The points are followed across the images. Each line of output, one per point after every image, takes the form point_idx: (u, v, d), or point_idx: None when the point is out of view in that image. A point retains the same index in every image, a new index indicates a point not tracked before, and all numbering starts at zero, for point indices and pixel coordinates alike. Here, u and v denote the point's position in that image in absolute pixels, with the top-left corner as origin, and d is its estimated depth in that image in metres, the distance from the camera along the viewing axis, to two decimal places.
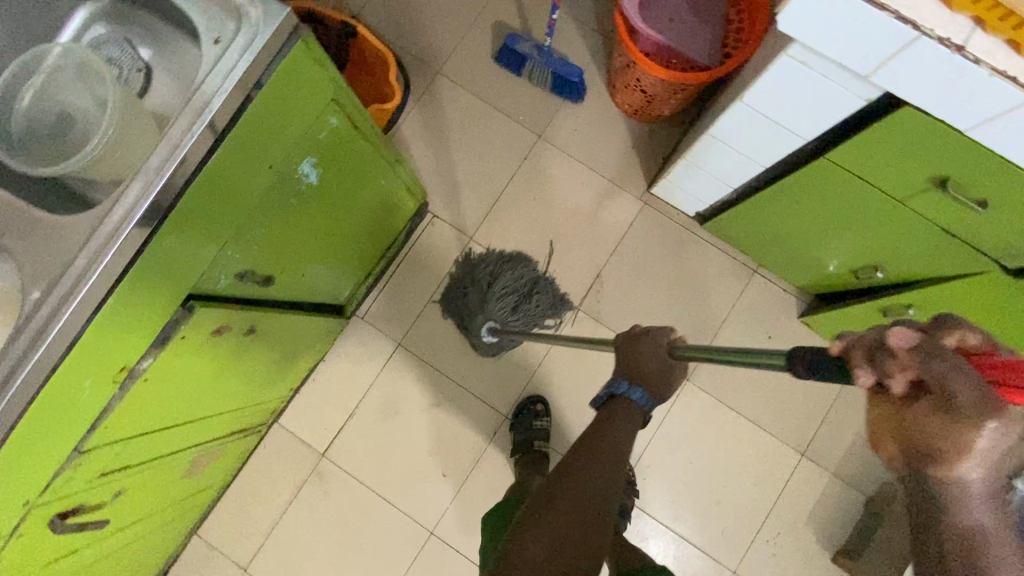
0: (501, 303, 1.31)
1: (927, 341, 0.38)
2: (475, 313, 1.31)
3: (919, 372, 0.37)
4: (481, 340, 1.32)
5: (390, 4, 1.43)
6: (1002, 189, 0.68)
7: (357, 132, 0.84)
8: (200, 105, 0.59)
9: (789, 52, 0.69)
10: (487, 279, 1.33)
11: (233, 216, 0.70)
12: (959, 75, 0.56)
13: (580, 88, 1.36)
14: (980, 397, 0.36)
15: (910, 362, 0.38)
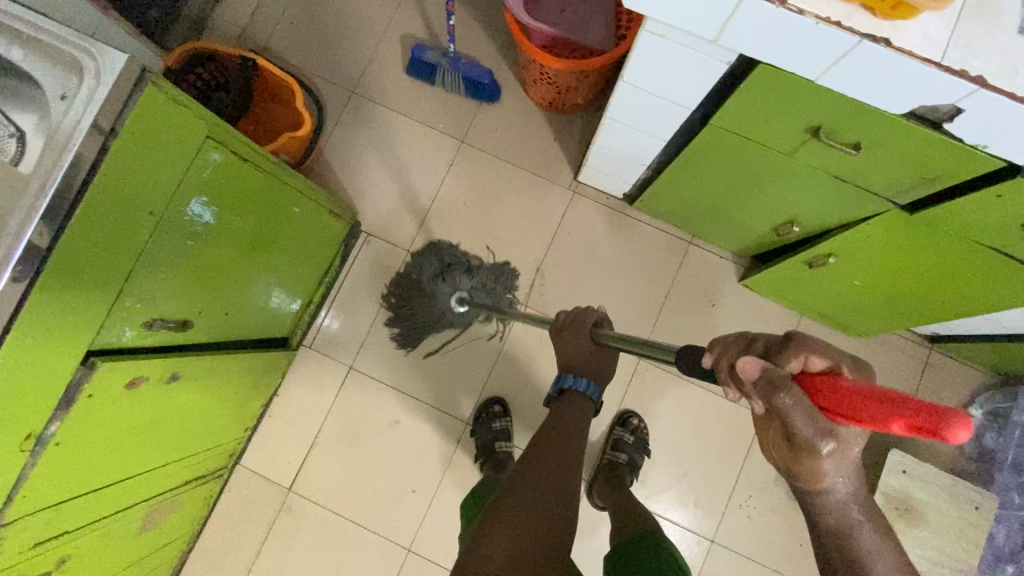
0: (453, 274, 1.33)
1: (770, 374, 0.46)
2: (435, 295, 1.32)
3: (765, 401, 0.46)
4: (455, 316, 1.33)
5: (295, 31, 1.43)
6: (868, 130, 0.69)
7: (248, 164, 0.84)
8: (57, 161, 0.60)
9: (645, 26, 0.71)
10: (439, 264, 1.34)
11: (119, 267, 0.69)
12: (789, 27, 0.57)
13: (493, 89, 1.37)
14: (810, 423, 0.45)
15: (757, 390, 0.47)
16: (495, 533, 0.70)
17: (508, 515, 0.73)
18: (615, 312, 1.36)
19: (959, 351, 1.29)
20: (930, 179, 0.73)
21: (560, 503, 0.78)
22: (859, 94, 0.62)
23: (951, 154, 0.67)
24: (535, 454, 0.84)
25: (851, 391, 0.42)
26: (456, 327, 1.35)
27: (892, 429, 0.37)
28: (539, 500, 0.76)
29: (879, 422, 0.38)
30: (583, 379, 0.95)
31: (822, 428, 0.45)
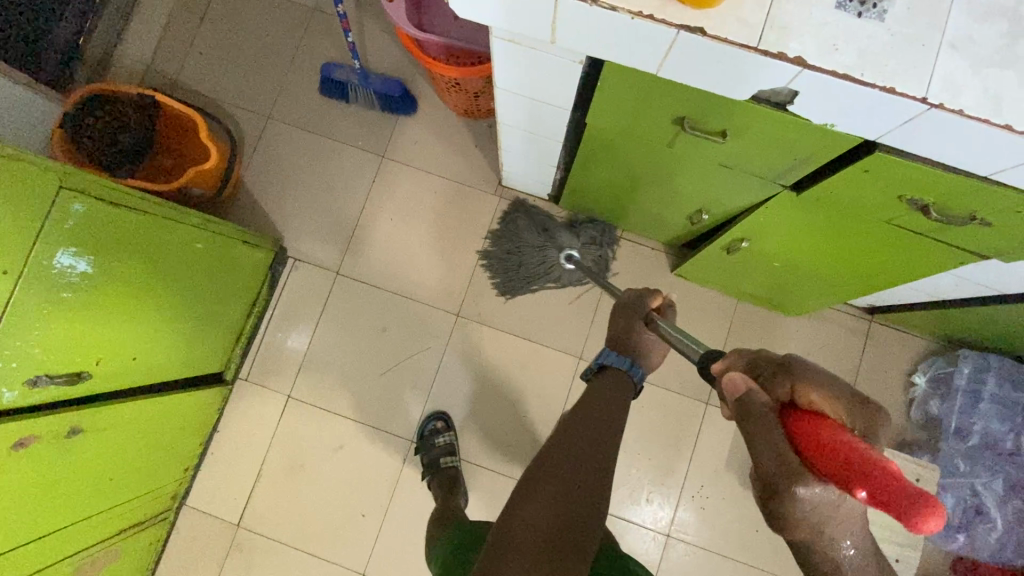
0: (563, 230, 1.30)
1: (749, 399, 0.46)
2: (544, 248, 1.30)
3: (741, 425, 0.46)
4: (563, 271, 1.31)
5: (204, 61, 1.40)
6: (727, 117, 0.68)
7: (120, 208, 0.83)
8: None
9: (493, 34, 0.67)
10: (541, 223, 1.32)
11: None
12: (610, 24, 0.55)
13: (407, 100, 1.35)
14: (773, 459, 0.42)
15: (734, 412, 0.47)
16: (530, 512, 0.59)
17: (543, 491, 0.61)
18: (552, 315, 1.34)
19: (898, 320, 1.27)
20: (802, 159, 0.71)
21: (598, 473, 0.65)
22: (703, 84, 0.60)
23: (812, 133, 0.64)
24: (565, 426, 0.72)
25: (831, 440, 0.39)
26: (560, 283, 1.33)
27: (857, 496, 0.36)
28: (571, 475, 0.63)
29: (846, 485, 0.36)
30: (627, 357, 0.84)
31: (788, 469, 0.41)
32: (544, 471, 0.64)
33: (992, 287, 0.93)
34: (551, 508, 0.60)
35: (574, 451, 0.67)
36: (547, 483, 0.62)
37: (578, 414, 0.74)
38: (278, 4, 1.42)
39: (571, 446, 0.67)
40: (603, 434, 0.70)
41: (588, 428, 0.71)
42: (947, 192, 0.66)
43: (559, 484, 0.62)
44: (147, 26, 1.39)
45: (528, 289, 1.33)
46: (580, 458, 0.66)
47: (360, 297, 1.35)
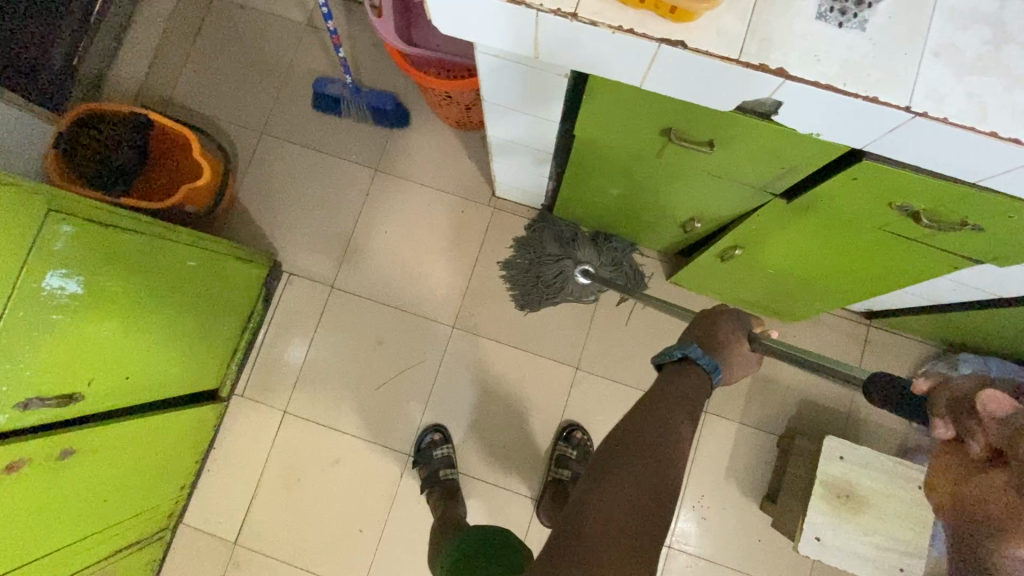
0: (586, 246, 1.29)
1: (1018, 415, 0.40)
2: (561, 261, 1.29)
3: (999, 439, 0.40)
4: (577, 286, 1.29)
5: (197, 79, 1.41)
6: (713, 128, 0.68)
7: (109, 229, 0.83)
8: None
9: (478, 50, 0.67)
10: (564, 236, 1.30)
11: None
12: (591, 38, 0.55)
13: (400, 113, 1.35)
14: None
15: (992, 426, 0.40)
16: (602, 504, 0.58)
17: (616, 485, 0.59)
18: (548, 325, 1.33)
19: (896, 324, 1.27)
20: (790, 167, 0.71)
21: (667, 468, 0.62)
22: (687, 95, 0.59)
23: (797, 141, 0.64)
24: (637, 413, 0.68)
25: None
26: (574, 297, 1.31)
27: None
28: (640, 472, 0.61)
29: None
30: (712, 358, 0.75)
31: None
32: (613, 466, 0.62)
33: (988, 292, 0.92)
34: (618, 507, 0.58)
35: (645, 444, 0.63)
36: (615, 479, 0.60)
37: (648, 401, 0.69)
38: (271, 21, 1.44)
39: (641, 437, 0.64)
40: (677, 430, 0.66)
41: (665, 415, 0.67)
42: (936, 199, 0.66)
43: (628, 483, 0.60)
44: (141, 45, 1.40)
45: (542, 300, 1.32)
46: (654, 454, 0.63)
47: (356, 310, 1.35)
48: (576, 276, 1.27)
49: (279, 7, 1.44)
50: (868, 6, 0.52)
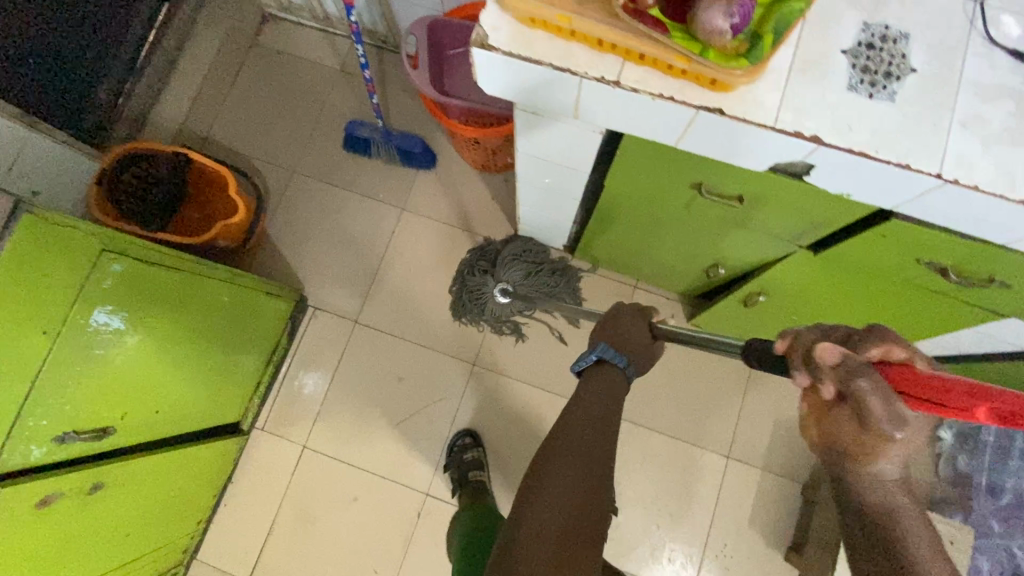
0: (514, 266, 1.30)
1: (850, 361, 0.43)
2: (486, 276, 1.31)
3: (840, 385, 0.43)
4: (495, 303, 1.31)
5: (234, 121, 1.47)
6: (741, 184, 0.71)
7: (155, 266, 0.85)
8: None
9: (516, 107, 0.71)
10: (498, 253, 1.32)
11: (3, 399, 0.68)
12: (629, 102, 0.58)
13: (427, 156, 1.40)
14: (887, 408, 0.41)
15: (831, 373, 0.43)
16: (534, 520, 0.61)
17: (545, 499, 0.62)
18: (567, 363, 1.34)
19: None
20: (818, 222, 0.73)
21: (604, 455, 0.68)
22: (721, 154, 0.62)
23: (827, 200, 0.66)
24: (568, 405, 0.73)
25: (930, 375, 0.39)
26: (492, 314, 1.32)
27: (978, 418, 0.36)
28: (574, 473, 0.64)
29: (957, 408, 0.37)
30: (623, 357, 0.78)
31: (897, 417, 0.41)
32: (551, 457, 0.67)
33: (1013, 344, 0.92)
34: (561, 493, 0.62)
35: (581, 432, 0.69)
36: (553, 466, 0.65)
37: (574, 410, 0.72)
38: (307, 66, 1.50)
39: (575, 426, 0.70)
40: (602, 435, 0.69)
41: (591, 420, 0.71)
42: (963, 256, 0.68)
43: (557, 491, 0.63)
44: (182, 86, 1.46)
45: (463, 311, 1.34)
46: (580, 460, 0.66)
47: (378, 345, 1.37)
48: (495, 294, 1.30)
49: (315, 52, 1.51)
50: (897, 79, 0.55)
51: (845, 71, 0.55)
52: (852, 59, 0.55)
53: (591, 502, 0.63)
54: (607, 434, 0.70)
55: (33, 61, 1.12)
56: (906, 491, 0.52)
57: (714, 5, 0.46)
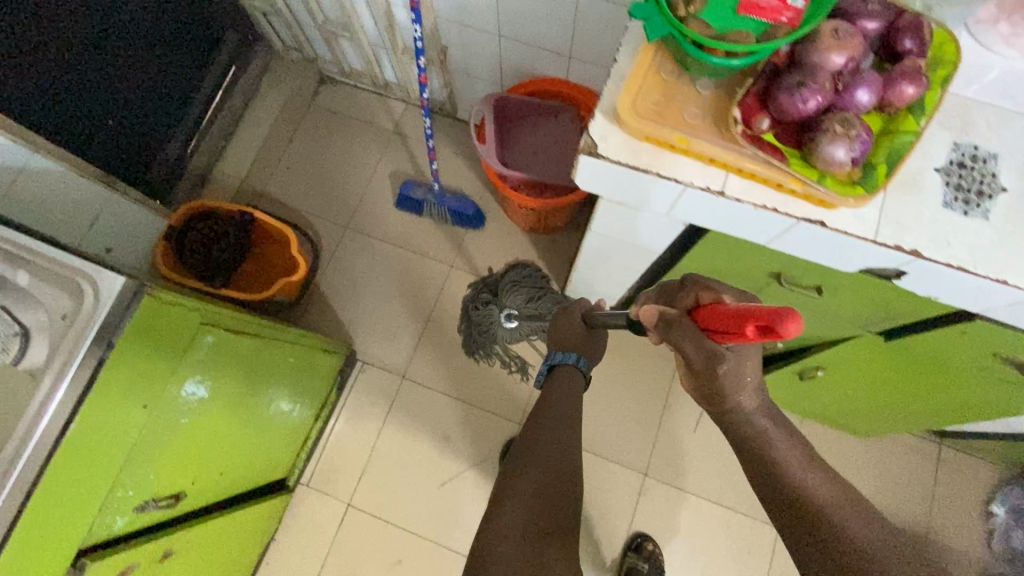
0: (515, 292, 1.34)
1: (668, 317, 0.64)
2: (490, 305, 1.35)
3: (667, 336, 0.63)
4: (502, 330, 1.33)
5: (291, 177, 1.52)
6: (822, 278, 0.73)
7: (240, 334, 0.87)
8: (60, 364, 0.63)
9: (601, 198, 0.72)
10: (499, 281, 1.38)
11: (102, 473, 0.69)
12: (731, 209, 0.60)
13: (478, 217, 1.44)
14: (699, 345, 0.61)
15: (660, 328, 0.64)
16: (504, 516, 0.69)
17: (516, 497, 0.71)
18: (614, 426, 1.34)
19: (967, 445, 1.26)
20: (894, 315, 0.75)
21: (568, 465, 0.78)
22: (814, 256, 0.64)
23: (909, 299, 0.69)
24: (532, 428, 0.83)
25: (721, 314, 0.58)
26: (502, 342, 1.34)
27: (750, 334, 0.53)
28: (542, 476, 0.74)
29: (741, 332, 0.54)
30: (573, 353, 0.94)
31: (708, 348, 0.60)
32: (517, 466, 0.76)
33: None
34: (534, 475, 0.74)
35: (544, 440, 0.80)
36: (520, 483, 0.73)
37: (541, 429, 0.82)
38: (362, 128, 1.56)
39: (535, 440, 0.80)
40: (563, 449, 0.79)
41: (555, 437, 0.81)
42: None
43: (526, 487, 0.72)
44: (244, 145, 1.52)
45: (474, 343, 1.36)
46: (547, 467, 0.76)
47: (425, 402, 1.37)
48: (500, 320, 1.33)
49: (368, 115, 1.56)
50: (989, 197, 0.58)
51: (940, 189, 0.59)
52: (945, 177, 0.59)
53: (561, 500, 0.72)
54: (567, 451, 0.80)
55: (111, 121, 1.19)
56: (770, 420, 0.64)
57: (838, 141, 0.49)
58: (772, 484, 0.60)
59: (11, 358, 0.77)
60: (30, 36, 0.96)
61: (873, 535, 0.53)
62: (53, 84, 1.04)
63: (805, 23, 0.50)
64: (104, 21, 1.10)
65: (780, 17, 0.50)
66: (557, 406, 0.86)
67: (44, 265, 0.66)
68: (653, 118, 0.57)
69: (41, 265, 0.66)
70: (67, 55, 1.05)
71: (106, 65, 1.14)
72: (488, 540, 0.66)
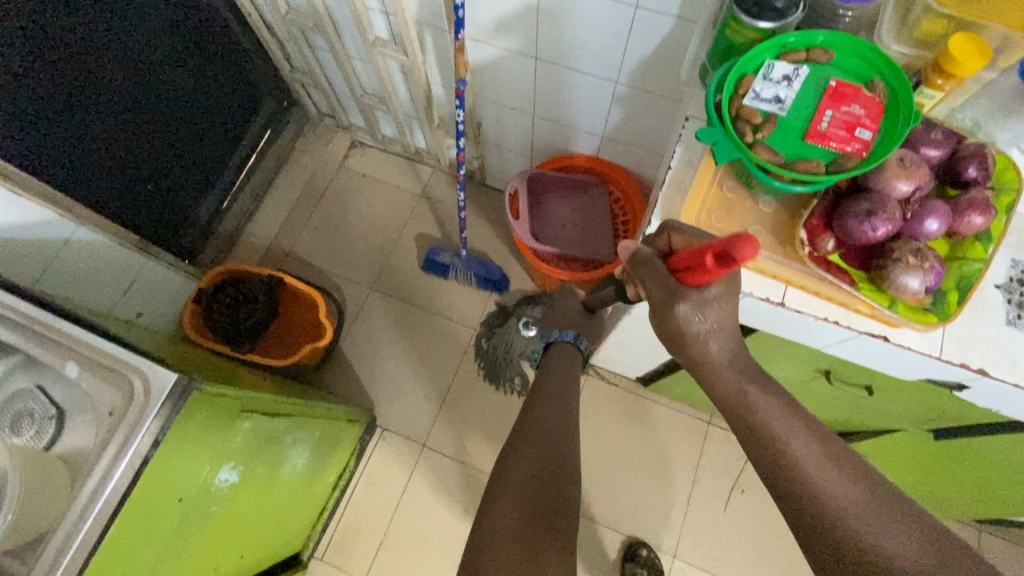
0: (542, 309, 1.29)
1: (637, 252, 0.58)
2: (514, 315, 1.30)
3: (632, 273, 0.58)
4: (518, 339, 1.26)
5: (318, 237, 1.53)
6: (875, 380, 0.72)
7: (275, 415, 0.85)
8: (104, 464, 0.61)
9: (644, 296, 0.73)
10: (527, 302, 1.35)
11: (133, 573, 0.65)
12: (788, 320, 0.59)
13: (503, 282, 1.44)
14: (660, 283, 0.55)
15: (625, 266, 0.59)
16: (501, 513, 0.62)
17: (513, 490, 0.64)
18: (640, 502, 1.30)
19: (1010, 533, 1.21)
20: (949, 417, 0.74)
21: (566, 452, 0.71)
22: (872, 364, 0.63)
23: (968, 406, 0.68)
24: (528, 412, 0.76)
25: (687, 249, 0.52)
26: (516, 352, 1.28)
27: (710, 265, 0.49)
28: (538, 466, 0.67)
29: (702, 265, 0.50)
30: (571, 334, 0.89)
31: (669, 289, 0.54)
32: (510, 455, 0.69)
33: None
34: (525, 477, 0.65)
35: (540, 426, 0.73)
36: (516, 474, 0.66)
37: (538, 412, 0.75)
38: (389, 191, 1.58)
39: (525, 433, 0.72)
40: (559, 434, 0.72)
41: (551, 421, 0.74)
42: None
43: (523, 479, 0.65)
44: (273, 207, 1.54)
45: (490, 351, 1.33)
46: (545, 457, 0.69)
47: (446, 472, 1.34)
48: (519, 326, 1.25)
49: (396, 179, 1.59)
50: None
51: (1001, 306, 0.58)
52: (1006, 294, 0.59)
53: (558, 491, 0.65)
54: (563, 436, 0.73)
55: (148, 186, 1.21)
56: None
57: (910, 272, 0.50)
58: (806, 507, 0.50)
59: (45, 443, 0.76)
60: (79, 107, 1.00)
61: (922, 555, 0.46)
62: (94, 155, 1.06)
63: (874, 153, 0.51)
64: (143, 94, 1.12)
65: (848, 146, 0.51)
66: (552, 388, 0.80)
67: (96, 358, 0.65)
68: (713, 232, 0.57)
69: (93, 357, 0.65)
70: (106, 127, 1.06)
71: (145, 135, 1.16)
72: (484, 543, 0.59)
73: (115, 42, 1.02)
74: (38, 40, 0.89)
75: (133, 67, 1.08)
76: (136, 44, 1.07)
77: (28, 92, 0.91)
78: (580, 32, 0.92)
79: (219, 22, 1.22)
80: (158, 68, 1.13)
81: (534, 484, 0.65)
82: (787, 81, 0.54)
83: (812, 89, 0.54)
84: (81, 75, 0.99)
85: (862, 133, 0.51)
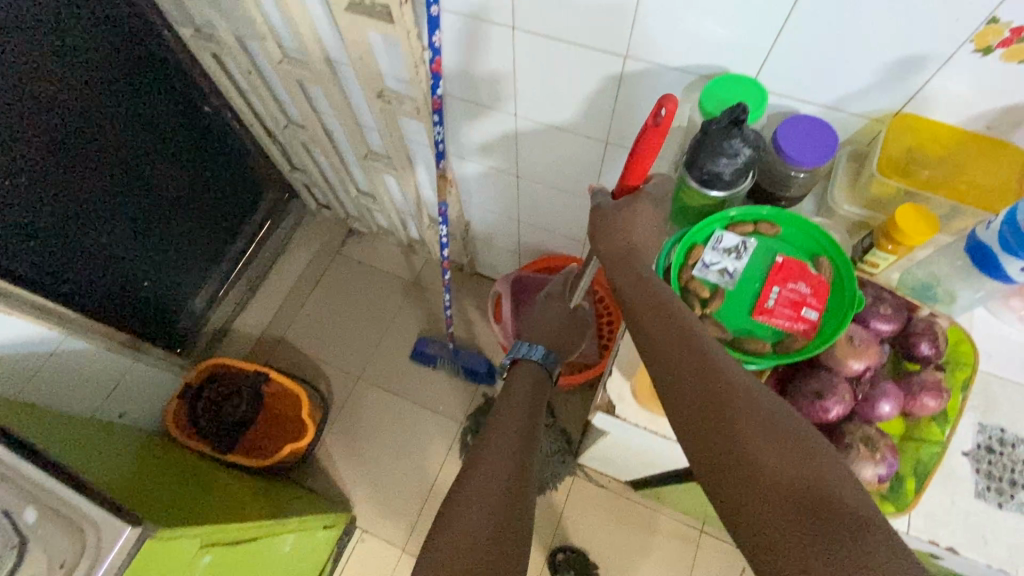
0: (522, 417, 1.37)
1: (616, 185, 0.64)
2: None
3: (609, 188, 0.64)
4: None
5: (310, 325, 1.55)
6: None
7: (241, 538, 0.83)
8: None
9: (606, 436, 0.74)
10: None
11: None
12: None
13: (491, 375, 1.44)
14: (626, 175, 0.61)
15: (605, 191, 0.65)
16: (457, 530, 0.57)
17: (472, 508, 0.59)
18: None
19: None
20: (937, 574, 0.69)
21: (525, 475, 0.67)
22: None
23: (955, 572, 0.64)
24: (490, 437, 0.72)
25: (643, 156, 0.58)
26: None
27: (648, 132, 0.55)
28: (499, 486, 0.63)
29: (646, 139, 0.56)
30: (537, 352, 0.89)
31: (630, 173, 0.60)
32: (468, 475, 0.65)
33: None
34: (481, 498, 0.61)
35: (500, 447, 0.69)
36: (474, 494, 0.62)
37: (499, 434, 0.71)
38: (383, 279, 1.61)
39: (486, 454, 0.68)
40: (522, 459, 0.69)
41: (512, 444, 0.70)
42: None
43: (483, 500, 0.61)
44: (270, 295, 1.57)
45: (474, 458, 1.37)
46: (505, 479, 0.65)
47: None
48: None
49: (390, 267, 1.62)
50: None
51: (970, 477, 0.56)
52: (974, 463, 0.57)
53: (517, 513, 0.61)
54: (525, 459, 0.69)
55: (144, 282, 1.25)
56: None
57: (867, 459, 0.52)
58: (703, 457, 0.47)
59: None
60: (74, 216, 1.04)
61: (848, 486, 0.42)
62: (86, 259, 1.09)
63: (819, 333, 0.55)
64: (138, 194, 1.16)
65: (796, 326, 0.54)
66: (513, 410, 0.77)
67: (52, 504, 0.65)
68: None
69: (50, 503, 0.66)
70: (100, 230, 1.10)
71: (138, 233, 1.19)
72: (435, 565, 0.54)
73: (116, 154, 1.09)
74: (31, 159, 0.94)
75: (130, 173, 1.13)
76: (135, 153, 1.12)
77: (21, 206, 0.95)
78: (556, 158, 0.96)
79: (220, 127, 1.29)
80: (155, 171, 1.18)
81: (486, 515, 0.59)
82: (734, 255, 0.57)
83: (761, 264, 0.58)
84: (76, 185, 1.03)
85: (808, 313, 0.55)
